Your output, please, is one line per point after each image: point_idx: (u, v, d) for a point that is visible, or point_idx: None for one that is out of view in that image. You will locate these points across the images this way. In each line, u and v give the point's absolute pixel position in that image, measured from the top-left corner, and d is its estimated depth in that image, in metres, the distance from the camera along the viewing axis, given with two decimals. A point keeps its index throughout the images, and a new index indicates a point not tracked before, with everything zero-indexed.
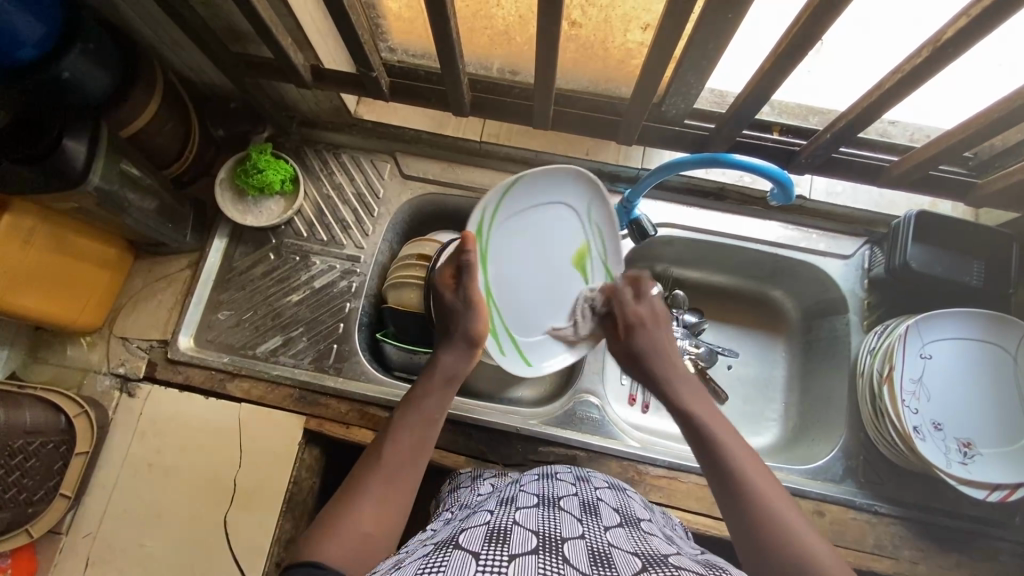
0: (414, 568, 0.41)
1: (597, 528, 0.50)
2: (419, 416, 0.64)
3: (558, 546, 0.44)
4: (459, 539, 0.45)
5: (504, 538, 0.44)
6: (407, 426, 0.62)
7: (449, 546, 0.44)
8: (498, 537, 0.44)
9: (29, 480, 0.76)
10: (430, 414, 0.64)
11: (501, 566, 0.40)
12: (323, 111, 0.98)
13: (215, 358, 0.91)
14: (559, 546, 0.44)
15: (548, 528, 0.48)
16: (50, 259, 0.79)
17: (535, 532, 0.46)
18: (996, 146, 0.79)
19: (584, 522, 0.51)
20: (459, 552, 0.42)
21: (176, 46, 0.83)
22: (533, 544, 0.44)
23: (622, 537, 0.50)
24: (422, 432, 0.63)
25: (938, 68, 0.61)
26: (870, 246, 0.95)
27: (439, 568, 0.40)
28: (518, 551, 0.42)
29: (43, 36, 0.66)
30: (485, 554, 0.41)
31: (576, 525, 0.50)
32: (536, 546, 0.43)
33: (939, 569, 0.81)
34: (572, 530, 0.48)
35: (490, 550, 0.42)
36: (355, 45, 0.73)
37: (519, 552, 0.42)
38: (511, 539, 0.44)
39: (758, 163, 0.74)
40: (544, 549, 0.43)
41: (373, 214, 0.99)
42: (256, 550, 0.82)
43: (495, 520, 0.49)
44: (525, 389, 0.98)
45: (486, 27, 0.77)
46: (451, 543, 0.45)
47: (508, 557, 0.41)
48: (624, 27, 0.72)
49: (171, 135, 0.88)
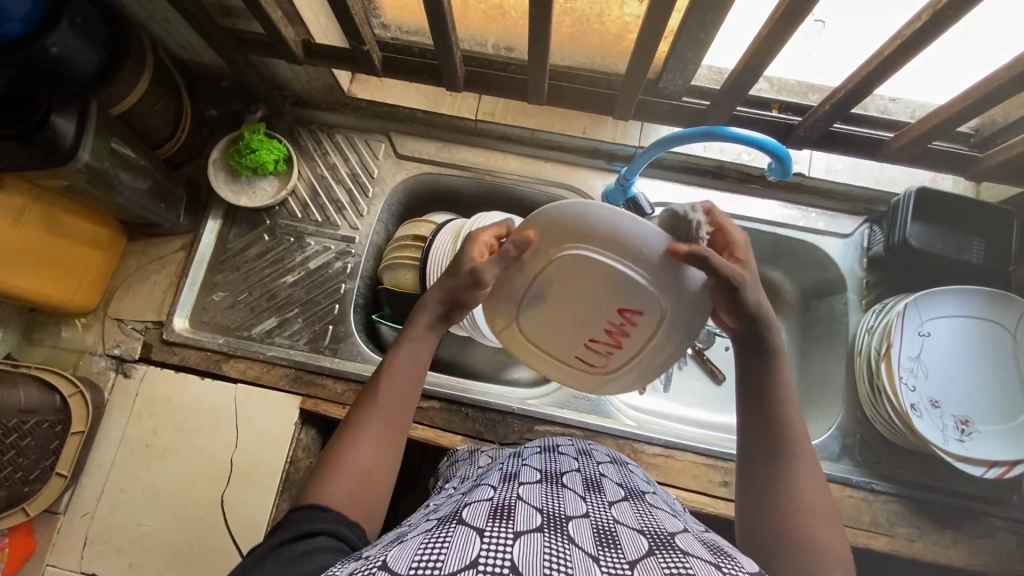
0: (417, 541, 0.40)
1: (601, 505, 0.50)
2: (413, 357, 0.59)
3: (562, 524, 0.43)
4: (462, 515, 0.44)
5: (508, 514, 0.44)
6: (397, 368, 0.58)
7: (451, 522, 0.43)
8: (502, 513, 0.44)
9: (26, 459, 0.77)
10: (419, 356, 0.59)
11: (506, 544, 0.39)
12: (316, 90, 0.97)
13: (210, 339, 0.90)
14: (564, 525, 0.44)
15: (552, 505, 0.47)
16: (40, 239, 0.79)
17: (539, 509, 0.45)
18: (997, 120, 0.79)
19: (587, 499, 0.50)
20: (463, 528, 0.41)
21: (166, 19, 0.82)
22: (538, 522, 0.43)
23: (627, 514, 0.49)
24: (414, 369, 0.58)
25: (937, 35, 0.60)
26: (869, 225, 0.94)
27: (444, 544, 0.39)
28: (521, 528, 0.41)
29: (30, 9, 0.65)
30: (490, 530, 0.41)
31: (580, 502, 0.49)
32: (541, 524, 0.43)
33: (936, 546, 0.81)
34: (576, 508, 0.48)
35: (494, 526, 0.41)
36: (346, 18, 0.72)
37: (524, 529, 0.41)
38: (515, 515, 0.43)
39: (757, 135, 0.73)
40: (549, 528, 0.42)
41: (368, 195, 0.98)
42: (254, 528, 0.82)
43: (498, 496, 0.48)
44: (522, 369, 0.98)
45: (479, 1, 0.76)
46: (453, 518, 0.44)
47: (513, 535, 0.40)
48: (620, 0, 0.70)
49: (162, 114, 0.87)
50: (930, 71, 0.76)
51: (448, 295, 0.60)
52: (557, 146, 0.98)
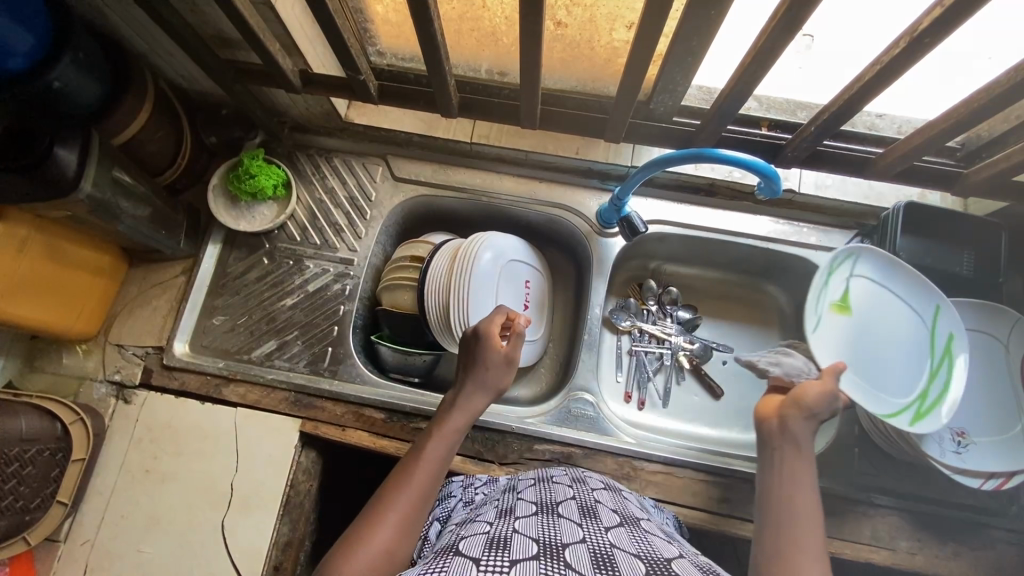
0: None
1: (598, 529, 0.51)
2: (467, 420, 0.65)
3: (558, 551, 0.44)
4: (458, 548, 0.45)
5: (503, 546, 0.44)
6: (441, 442, 0.61)
7: (448, 554, 0.44)
8: (497, 545, 0.44)
9: (27, 488, 0.76)
10: (455, 430, 0.63)
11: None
12: (314, 116, 0.99)
13: (211, 363, 0.91)
14: (560, 552, 0.44)
15: (548, 533, 0.48)
16: (45, 267, 0.80)
17: (535, 538, 0.46)
18: (981, 136, 0.81)
19: (584, 525, 0.51)
20: (458, 561, 0.42)
21: (166, 52, 0.84)
22: (533, 551, 0.44)
23: (624, 538, 0.50)
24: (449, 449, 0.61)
25: (917, 59, 0.62)
26: (860, 238, 0.96)
27: None
28: (515, 559, 0.42)
29: (32, 46, 0.67)
30: (484, 563, 0.41)
31: (576, 529, 0.50)
32: (536, 553, 0.43)
33: (937, 561, 0.81)
34: (573, 534, 0.48)
35: (489, 558, 0.42)
36: (342, 49, 0.74)
37: (517, 560, 0.42)
38: (510, 546, 0.44)
39: (745, 158, 0.74)
40: (545, 556, 0.43)
41: (366, 217, 0.99)
42: (254, 553, 0.82)
43: (495, 529, 0.49)
44: (524, 387, 1.01)
45: (473, 28, 0.78)
46: (450, 552, 0.45)
47: (507, 566, 0.41)
48: (609, 26, 0.72)
49: (163, 142, 0.88)
50: (916, 88, 0.78)
51: (492, 382, 0.68)
52: (550, 168, 0.99)
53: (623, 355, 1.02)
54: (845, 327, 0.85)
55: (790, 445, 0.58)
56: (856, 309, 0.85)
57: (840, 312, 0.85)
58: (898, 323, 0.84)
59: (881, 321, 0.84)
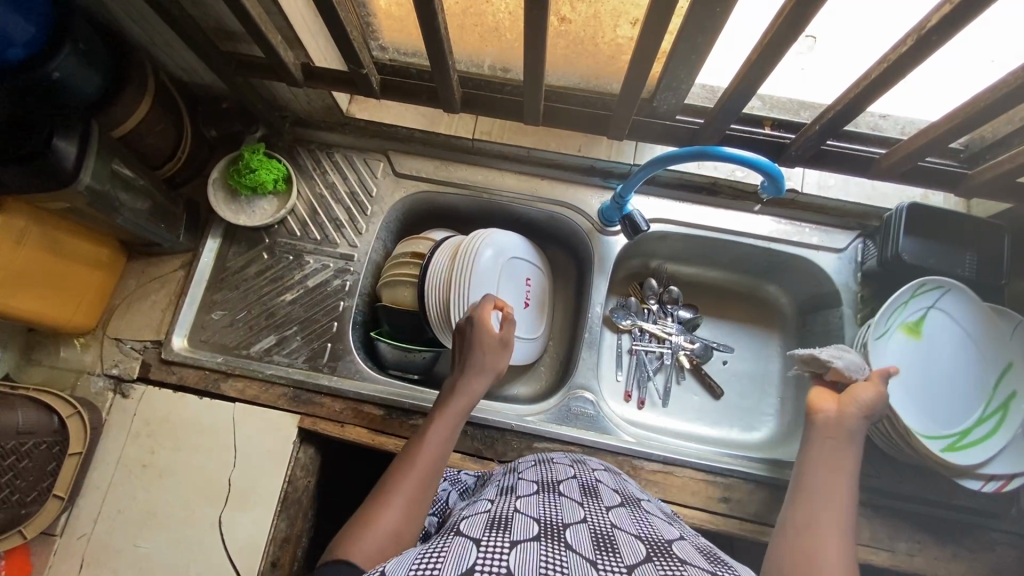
0: (414, 553, 0.40)
1: (598, 509, 0.50)
2: (467, 404, 0.64)
3: (559, 531, 0.44)
4: (460, 526, 0.45)
5: (505, 525, 0.44)
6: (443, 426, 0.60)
7: (450, 533, 0.43)
8: (500, 523, 0.44)
9: (23, 481, 0.76)
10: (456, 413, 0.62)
11: (501, 553, 0.39)
12: (315, 111, 0.98)
13: (210, 358, 0.91)
14: (562, 532, 0.44)
15: (550, 513, 0.47)
16: (43, 259, 0.79)
17: (536, 518, 0.46)
18: (986, 137, 0.81)
19: (585, 504, 0.51)
20: (460, 539, 0.42)
21: (166, 44, 0.83)
22: (535, 530, 0.43)
23: (624, 520, 0.49)
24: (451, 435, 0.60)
25: (922, 59, 0.61)
26: (862, 239, 0.95)
27: (440, 555, 0.39)
28: (518, 537, 0.42)
29: (31, 35, 0.66)
30: (487, 540, 0.41)
31: (576, 509, 0.49)
32: (538, 532, 0.43)
33: (937, 563, 0.81)
34: (574, 515, 0.48)
35: (491, 536, 0.42)
36: (345, 43, 0.73)
37: (520, 538, 0.42)
38: (512, 525, 0.44)
39: (749, 156, 0.74)
40: (547, 537, 0.43)
41: (367, 213, 0.99)
42: (252, 549, 0.81)
43: (496, 509, 0.49)
44: (522, 386, 1.01)
45: (476, 24, 0.77)
46: (451, 530, 0.45)
47: (509, 544, 0.41)
48: (613, 23, 0.72)
49: (163, 135, 0.88)
50: (920, 89, 0.78)
51: (489, 366, 0.68)
52: (552, 165, 0.99)
53: (623, 354, 1.01)
54: (911, 347, 0.83)
55: (839, 436, 0.62)
56: (925, 333, 0.84)
57: (909, 333, 0.83)
58: (956, 357, 0.83)
59: (943, 350, 0.84)
